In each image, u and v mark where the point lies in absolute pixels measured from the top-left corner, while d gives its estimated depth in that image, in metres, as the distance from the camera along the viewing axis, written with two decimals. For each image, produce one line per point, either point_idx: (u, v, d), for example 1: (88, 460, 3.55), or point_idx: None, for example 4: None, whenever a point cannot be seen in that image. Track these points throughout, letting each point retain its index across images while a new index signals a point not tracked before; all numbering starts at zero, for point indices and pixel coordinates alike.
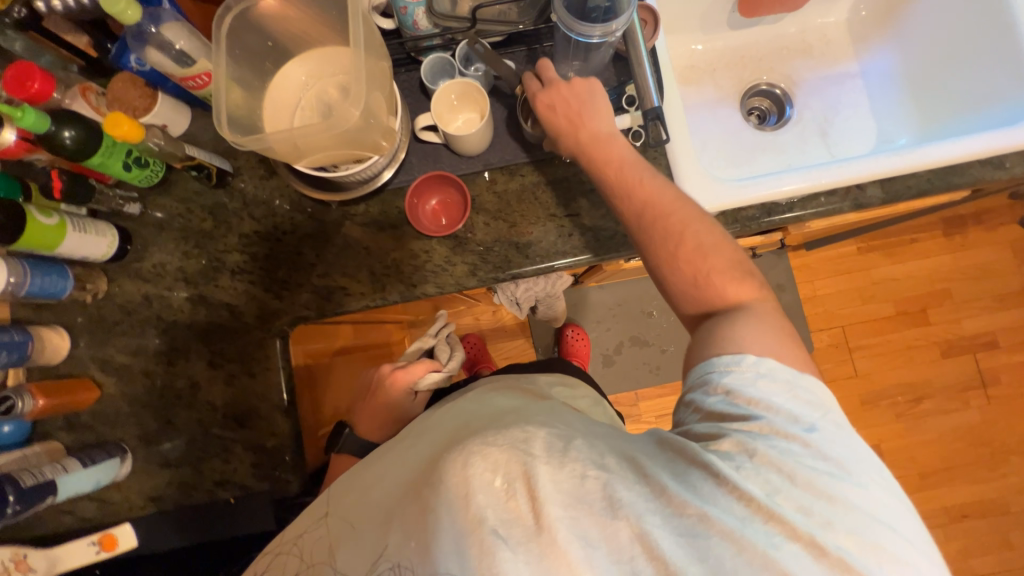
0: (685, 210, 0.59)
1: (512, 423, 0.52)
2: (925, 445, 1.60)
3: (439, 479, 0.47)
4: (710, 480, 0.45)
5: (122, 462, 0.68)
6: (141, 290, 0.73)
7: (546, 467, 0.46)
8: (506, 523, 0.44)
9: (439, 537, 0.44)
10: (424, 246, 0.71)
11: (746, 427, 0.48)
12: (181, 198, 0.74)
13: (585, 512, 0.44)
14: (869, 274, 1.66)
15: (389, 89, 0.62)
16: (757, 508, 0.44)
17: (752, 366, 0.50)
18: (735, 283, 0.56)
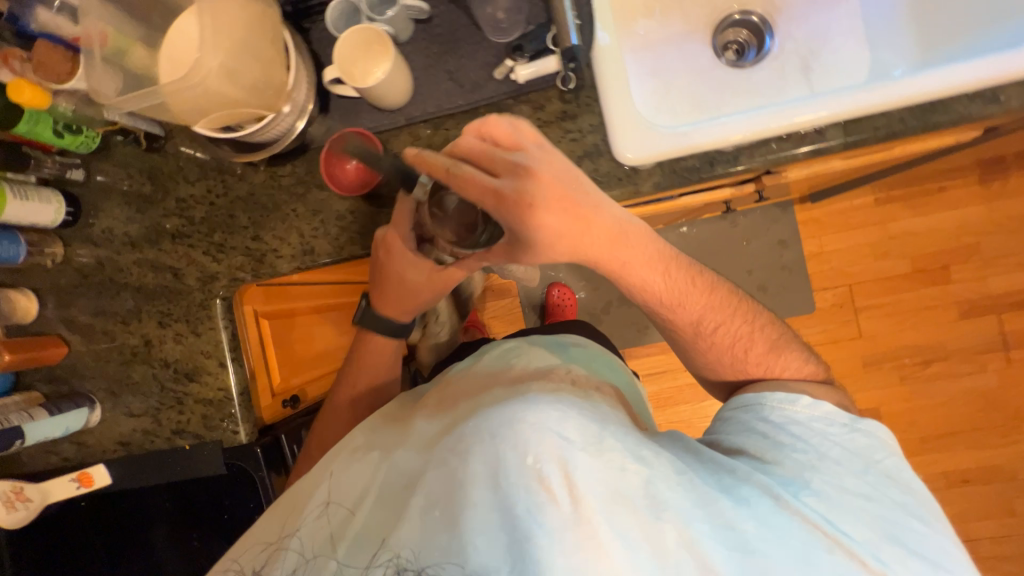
0: (739, 313, 0.69)
1: (541, 398, 0.54)
2: (931, 410, 1.52)
3: (467, 454, 0.51)
4: (767, 498, 0.53)
5: (91, 411, 0.75)
6: (95, 254, 0.77)
7: (582, 455, 0.50)
8: (540, 505, 0.48)
9: (470, 514, 0.49)
10: (349, 206, 0.70)
11: (805, 457, 0.58)
12: (120, 163, 0.75)
13: (626, 505, 0.49)
14: (886, 227, 1.52)
15: (280, 43, 0.60)
16: (813, 530, 0.51)
17: (806, 407, 0.62)
18: (789, 365, 0.69)
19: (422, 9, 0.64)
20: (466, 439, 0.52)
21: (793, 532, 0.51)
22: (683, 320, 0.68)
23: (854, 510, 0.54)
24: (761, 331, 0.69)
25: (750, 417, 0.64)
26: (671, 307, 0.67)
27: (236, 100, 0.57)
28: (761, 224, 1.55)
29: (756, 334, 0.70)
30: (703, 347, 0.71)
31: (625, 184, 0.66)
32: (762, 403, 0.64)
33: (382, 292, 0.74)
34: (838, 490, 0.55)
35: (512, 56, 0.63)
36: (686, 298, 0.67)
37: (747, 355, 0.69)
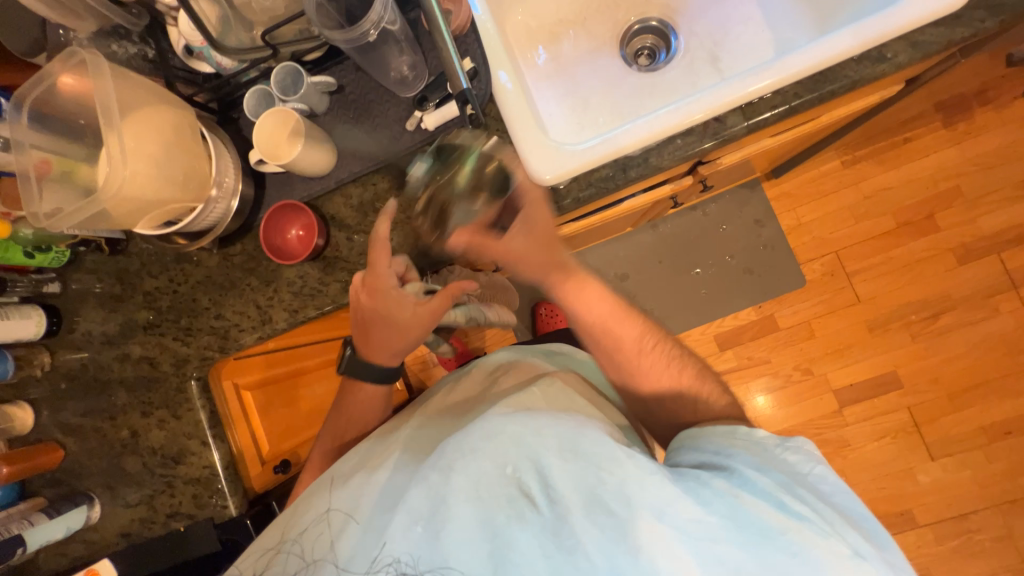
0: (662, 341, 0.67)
1: (518, 413, 0.56)
2: (951, 364, 1.45)
3: (450, 469, 0.52)
4: (727, 495, 0.46)
5: (90, 508, 0.78)
6: (80, 357, 0.82)
7: (557, 461, 0.50)
8: (521, 511, 0.49)
9: (451, 526, 0.50)
10: (298, 271, 0.74)
11: (747, 458, 0.50)
12: (91, 270, 0.81)
13: (601, 505, 0.47)
14: (860, 187, 1.50)
15: (201, 140, 0.66)
16: (782, 524, 0.44)
17: (745, 435, 0.53)
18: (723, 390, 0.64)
19: (330, 82, 0.69)
20: (448, 455, 0.54)
21: (757, 530, 0.44)
22: (626, 337, 0.66)
23: (820, 509, 0.45)
24: (688, 367, 0.65)
25: (691, 446, 0.55)
26: (611, 326, 0.67)
27: (167, 198, 0.62)
28: (733, 207, 1.55)
29: (682, 369, 0.65)
30: (634, 372, 0.66)
31: (547, 204, 0.68)
32: (702, 437, 0.55)
33: (367, 339, 0.71)
34: (796, 495, 0.46)
35: (419, 107, 0.67)
36: (602, 308, 0.67)
37: (672, 379, 0.64)
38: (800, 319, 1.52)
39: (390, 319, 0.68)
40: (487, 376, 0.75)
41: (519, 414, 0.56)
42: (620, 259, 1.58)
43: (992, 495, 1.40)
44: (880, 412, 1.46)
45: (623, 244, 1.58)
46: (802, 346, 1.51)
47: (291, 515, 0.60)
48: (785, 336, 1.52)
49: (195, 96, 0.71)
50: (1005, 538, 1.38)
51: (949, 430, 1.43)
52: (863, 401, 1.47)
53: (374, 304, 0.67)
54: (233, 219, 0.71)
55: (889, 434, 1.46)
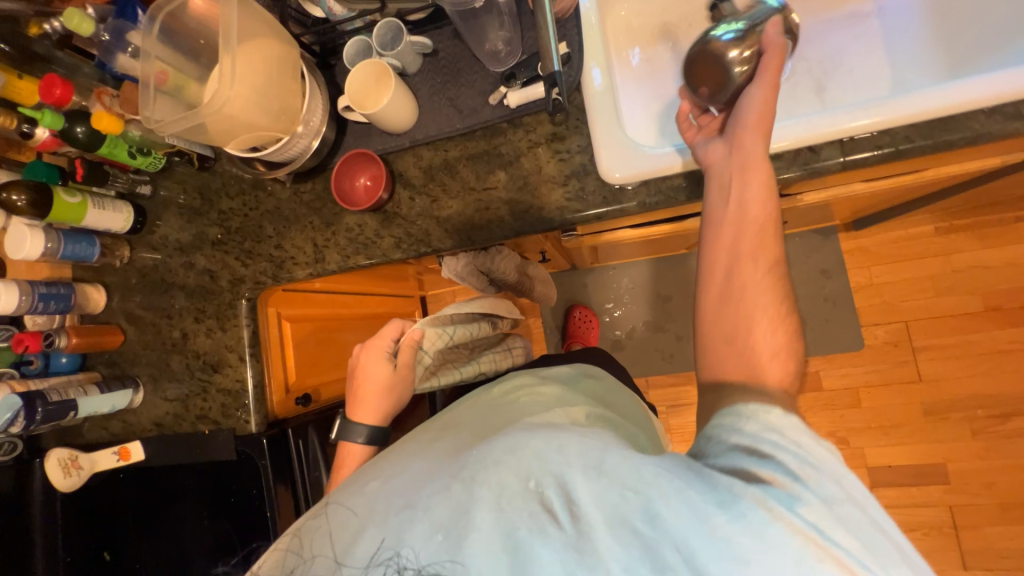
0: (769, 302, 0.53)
1: (541, 430, 0.52)
2: (1013, 471, 1.30)
3: (474, 480, 0.47)
4: (768, 515, 0.39)
5: (134, 392, 0.86)
6: (154, 257, 0.90)
7: (581, 479, 0.44)
8: (544, 528, 0.43)
9: (468, 533, 0.43)
10: (357, 220, 0.77)
11: (791, 476, 0.42)
12: (179, 180, 0.89)
13: (629, 524, 0.41)
14: (950, 259, 1.37)
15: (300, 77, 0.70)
16: (826, 558, 0.37)
17: (778, 417, 0.46)
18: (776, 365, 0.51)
19: (427, 44, 0.70)
20: (470, 466, 0.49)
21: (795, 560, 0.37)
22: (764, 254, 0.54)
23: (866, 536, 0.40)
24: (790, 317, 0.53)
25: (723, 432, 0.48)
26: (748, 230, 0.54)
27: (260, 125, 0.67)
28: (801, 251, 1.46)
29: (784, 316, 0.52)
30: (740, 291, 0.53)
31: (612, 202, 0.66)
32: (732, 417, 0.47)
33: (359, 400, 0.79)
34: (834, 512, 0.40)
35: (506, 83, 0.68)
36: (749, 203, 0.55)
37: (765, 323, 0.52)
38: (847, 384, 1.41)
39: (382, 385, 0.79)
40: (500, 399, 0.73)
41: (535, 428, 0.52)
42: (666, 279, 1.54)
43: None
44: (915, 503, 1.35)
45: (673, 266, 1.54)
46: (842, 413, 1.41)
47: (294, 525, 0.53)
48: (827, 397, 1.42)
49: (301, 36, 0.74)
50: None
51: (992, 542, 1.30)
52: (899, 486, 1.36)
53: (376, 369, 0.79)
54: (311, 157, 0.75)
55: (920, 529, 1.33)
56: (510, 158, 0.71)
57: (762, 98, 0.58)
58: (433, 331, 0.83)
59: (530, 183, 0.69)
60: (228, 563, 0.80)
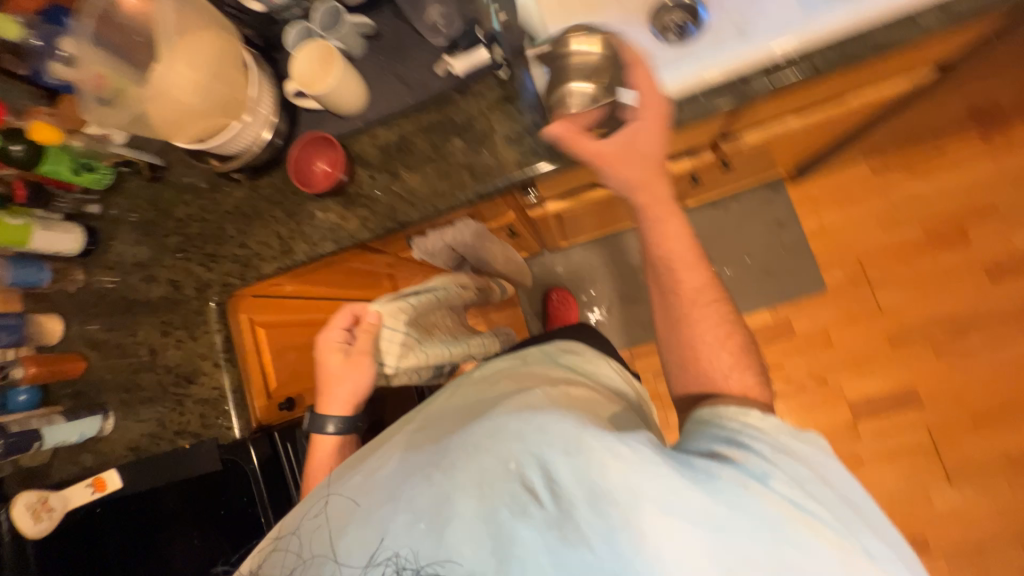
0: (717, 326, 0.64)
1: (522, 412, 0.56)
2: (976, 383, 1.39)
3: (454, 468, 0.53)
4: (735, 485, 0.47)
5: (104, 419, 0.82)
6: (111, 277, 0.86)
7: (561, 459, 0.50)
8: (525, 507, 0.50)
9: (455, 521, 0.50)
10: (320, 206, 0.77)
11: (760, 455, 0.50)
12: (130, 195, 0.86)
13: (604, 497, 0.48)
14: (889, 195, 1.47)
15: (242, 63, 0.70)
16: (790, 517, 0.46)
17: (760, 418, 0.55)
18: (738, 374, 0.62)
19: (369, 24, 0.73)
20: (451, 454, 0.54)
21: (768, 521, 0.46)
22: (687, 287, 0.65)
23: (827, 502, 0.48)
24: (735, 336, 0.65)
25: (705, 425, 0.57)
26: (676, 268, 0.65)
27: (193, 108, 0.66)
28: (755, 207, 1.54)
29: (730, 336, 0.64)
30: (684, 321, 0.65)
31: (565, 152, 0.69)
32: (718, 415, 0.57)
33: (323, 389, 0.80)
34: (804, 486, 0.49)
35: (449, 53, 0.70)
36: (679, 247, 0.65)
37: (725, 341, 0.64)
38: (817, 326, 1.48)
39: (336, 375, 0.79)
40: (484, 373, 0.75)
41: (516, 412, 0.56)
42: (635, 251, 1.58)
43: (1015, 527, 1.33)
44: (896, 428, 1.41)
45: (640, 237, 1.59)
46: (817, 354, 1.47)
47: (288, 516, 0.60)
48: (800, 342, 1.49)
49: (242, 30, 0.75)
50: None
51: (969, 453, 1.37)
52: (879, 415, 1.42)
53: (344, 356, 0.79)
54: (263, 148, 0.74)
55: (905, 453, 1.40)
56: (464, 125, 0.73)
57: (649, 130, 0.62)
58: (394, 310, 0.81)
59: (487, 145, 0.72)
60: (228, 563, 0.80)
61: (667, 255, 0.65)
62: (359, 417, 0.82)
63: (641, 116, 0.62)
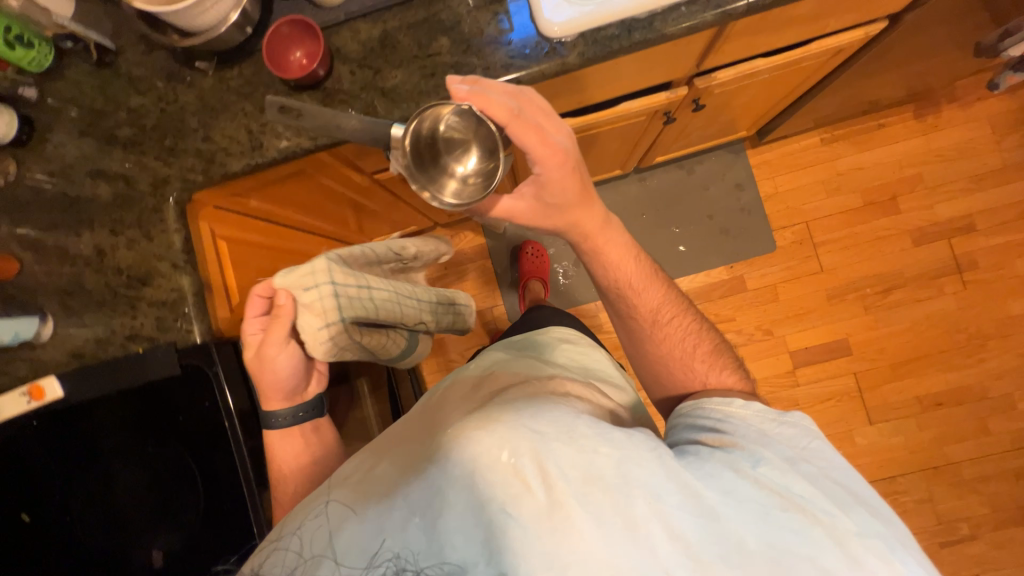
0: (684, 328, 0.81)
1: (522, 407, 0.57)
2: (897, 336, 1.55)
3: (446, 460, 0.53)
4: (727, 469, 0.55)
5: (43, 323, 0.75)
6: (51, 171, 0.78)
7: (555, 447, 0.52)
8: (517, 496, 0.50)
9: (448, 512, 0.51)
10: (295, 100, 0.73)
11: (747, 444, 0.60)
12: (74, 81, 0.79)
13: (596, 483, 0.51)
14: (834, 164, 1.59)
15: None
16: (781, 501, 0.52)
17: (741, 407, 0.65)
18: (716, 372, 0.77)
19: None
20: (444, 446, 0.54)
21: (762, 505, 0.52)
22: (645, 305, 0.80)
23: (815, 480, 0.55)
24: (704, 336, 0.81)
25: (688, 416, 0.69)
26: (637, 289, 0.80)
27: None
28: (718, 169, 1.62)
29: (700, 337, 0.81)
30: (660, 333, 0.80)
31: (551, 57, 0.70)
32: (703, 405, 0.68)
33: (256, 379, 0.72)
34: (792, 467, 0.57)
35: None
36: (639, 274, 0.80)
37: (697, 351, 0.79)
38: (766, 282, 1.60)
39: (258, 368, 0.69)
40: (480, 375, 0.74)
41: (513, 406, 0.58)
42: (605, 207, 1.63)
43: (919, 460, 1.51)
44: (828, 375, 1.56)
45: (610, 193, 1.64)
46: (764, 308, 1.59)
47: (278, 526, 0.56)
48: (751, 297, 1.60)
49: None
50: (926, 502, 1.50)
51: (887, 397, 1.54)
52: (815, 364, 1.56)
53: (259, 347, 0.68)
54: (230, 31, 0.70)
55: (834, 398, 1.55)
56: (451, 24, 0.72)
57: (565, 180, 0.65)
58: (320, 281, 0.62)
59: (474, 45, 0.71)
60: (228, 562, 0.72)
61: (633, 281, 0.79)
62: (303, 408, 0.75)
63: (538, 168, 0.62)
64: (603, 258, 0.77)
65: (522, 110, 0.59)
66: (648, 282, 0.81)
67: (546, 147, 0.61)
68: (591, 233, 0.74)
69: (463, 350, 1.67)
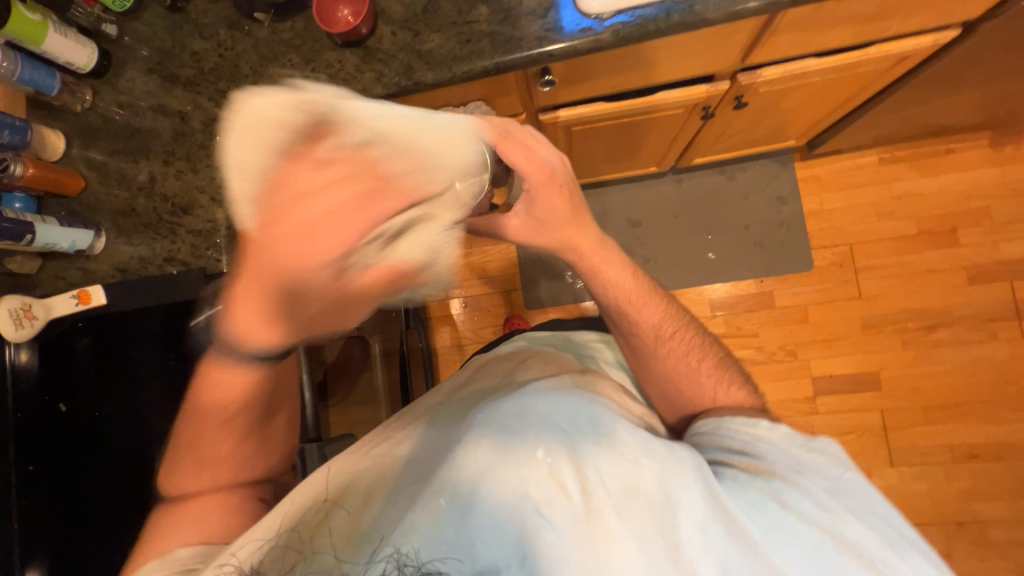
0: (687, 344, 0.79)
1: (554, 405, 0.64)
2: (936, 378, 1.45)
3: (476, 446, 0.58)
4: (773, 503, 0.54)
5: (97, 237, 0.84)
6: (119, 103, 0.86)
7: (596, 456, 0.58)
8: (552, 500, 0.54)
9: (476, 506, 0.54)
10: (338, 56, 0.77)
11: (788, 477, 0.58)
12: (149, 24, 0.87)
13: (634, 497, 0.55)
14: (890, 187, 1.49)
15: None
16: (834, 543, 0.51)
17: (767, 429, 0.63)
18: (729, 389, 0.76)
19: None
20: (474, 434, 0.60)
21: (813, 544, 0.51)
22: (645, 321, 0.78)
23: (864, 518, 0.54)
24: (709, 351, 0.80)
25: (718, 438, 0.65)
26: (636, 305, 0.77)
27: None
28: (760, 178, 1.56)
29: (704, 352, 0.80)
30: (660, 351, 0.78)
31: (586, 32, 0.70)
32: (726, 426, 0.66)
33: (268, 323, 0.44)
34: (840, 502, 0.55)
35: None
36: (630, 287, 0.77)
37: (701, 365, 0.78)
38: (797, 302, 1.52)
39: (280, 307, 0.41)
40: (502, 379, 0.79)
41: (546, 407, 0.63)
42: (636, 204, 1.61)
43: (941, 512, 1.41)
44: (852, 408, 1.47)
45: (644, 191, 1.61)
46: (791, 328, 1.52)
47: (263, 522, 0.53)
48: (778, 315, 1.53)
49: None
50: (943, 557, 1.39)
51: (915, 441, 1.44)
52: (839, 393, 1.48)
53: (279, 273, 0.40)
54: None
55: (855, 432, 1.46)
56: None
57: (548, 197, 0.66)
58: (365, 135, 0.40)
59: (512, 15, 0.72)
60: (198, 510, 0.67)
61: (631, 298, 0.77)
62: None
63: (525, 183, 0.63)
64: (593, 279, 0.76)
65: (511, 132, 0.61)
66: (644, 298, 0.78)
67: (533, 163, 0.61)
68: (585, 254, 0.74)
69: (476, 329, 1.70)
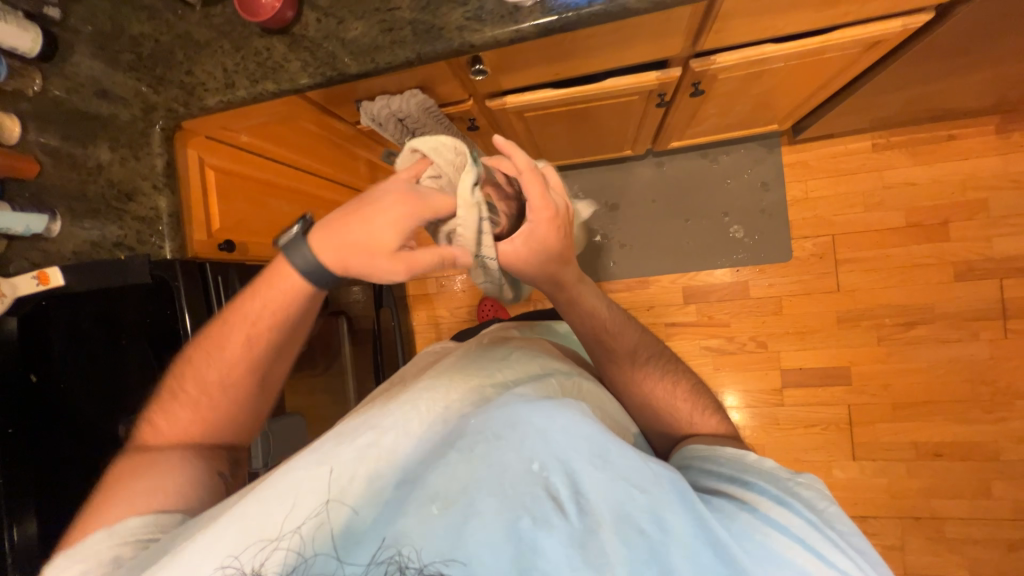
0: (660, 367, 0.80)
1: (546, 410, 0.56)
2: (908, 375, 1.42)
3: (473, 452, 0.54)
4: (759, 533, 0.51)
5: (52, 220, 0.85)
6: (65, 87, 0.87)
7: (589, 470, 0.52)
8: (548, 516, 0.49)
9: (474, 520, 0.49)
10: (266, 43, 0.76)
11: (775, 502, 0.55)
12: (91, 5, 0.86)
13: (626, 522, 0.49)
14: (881, 175, 1.41)
15: None
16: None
17: (754, 459, 0.63)
18: (705, 416, 0.76)
19: None
20: (470, 437, 0.55)
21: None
22: (622, 347, 0.79)
23: (852, 552, 0.51)
24: (683, 375, 0.81)
25: (706, 468, 0.63)
26: (612, 332, 0.78)
27: None
28: (745, 162, 1.49)
29: (677, 377, 0.81)
30: (634, 377, 0.79)
31: (506, 21, 0.67)
32: (716, 454, 0.65)
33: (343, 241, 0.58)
34: (831, 537, 0.52)
35: None
36: (607, 315, 0.78)
37: (676, 390, 0.79)
38: (773, 293, 1.48)
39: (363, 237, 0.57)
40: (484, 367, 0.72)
41: (545, 412, 0.56)
42: (614, 188, 1.57)
43: (899, 508, 1.41)
44: (819, 402, 1.46)
45: (624, 173, 1.56)
46: (763, 319, 1.49)
47: (238, 524, 0.49)
48: (751, 305, 1.50)
49: None
50: (895, 549, 1.41)
51: (879, 437, 1.43)
52: (808, 387, 1.47)
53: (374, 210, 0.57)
54: None
55: (820, 425, 1.46)
56: None
57: (548, 234, 0.65)
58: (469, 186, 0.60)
59: (433, 3, 0.70)
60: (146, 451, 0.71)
61: (608, 328, 0.78)
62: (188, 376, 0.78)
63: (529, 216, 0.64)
64: (573, 314, 0.77)
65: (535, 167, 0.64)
66: (623, 323, 0.80)
67: (540, 202, 0.63)
68: (565, 284, 0.73)
69: (453, 307, 1.73)
